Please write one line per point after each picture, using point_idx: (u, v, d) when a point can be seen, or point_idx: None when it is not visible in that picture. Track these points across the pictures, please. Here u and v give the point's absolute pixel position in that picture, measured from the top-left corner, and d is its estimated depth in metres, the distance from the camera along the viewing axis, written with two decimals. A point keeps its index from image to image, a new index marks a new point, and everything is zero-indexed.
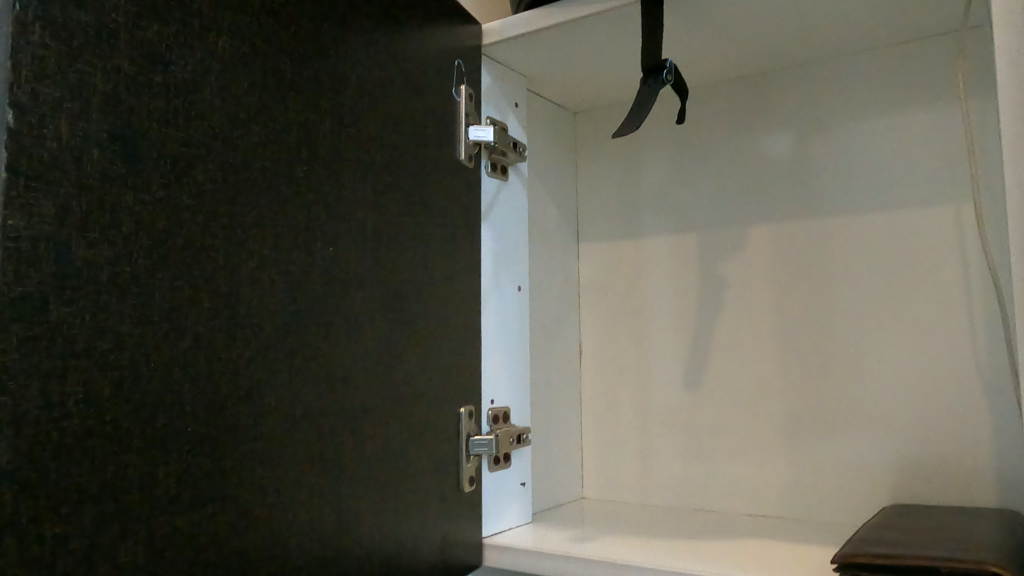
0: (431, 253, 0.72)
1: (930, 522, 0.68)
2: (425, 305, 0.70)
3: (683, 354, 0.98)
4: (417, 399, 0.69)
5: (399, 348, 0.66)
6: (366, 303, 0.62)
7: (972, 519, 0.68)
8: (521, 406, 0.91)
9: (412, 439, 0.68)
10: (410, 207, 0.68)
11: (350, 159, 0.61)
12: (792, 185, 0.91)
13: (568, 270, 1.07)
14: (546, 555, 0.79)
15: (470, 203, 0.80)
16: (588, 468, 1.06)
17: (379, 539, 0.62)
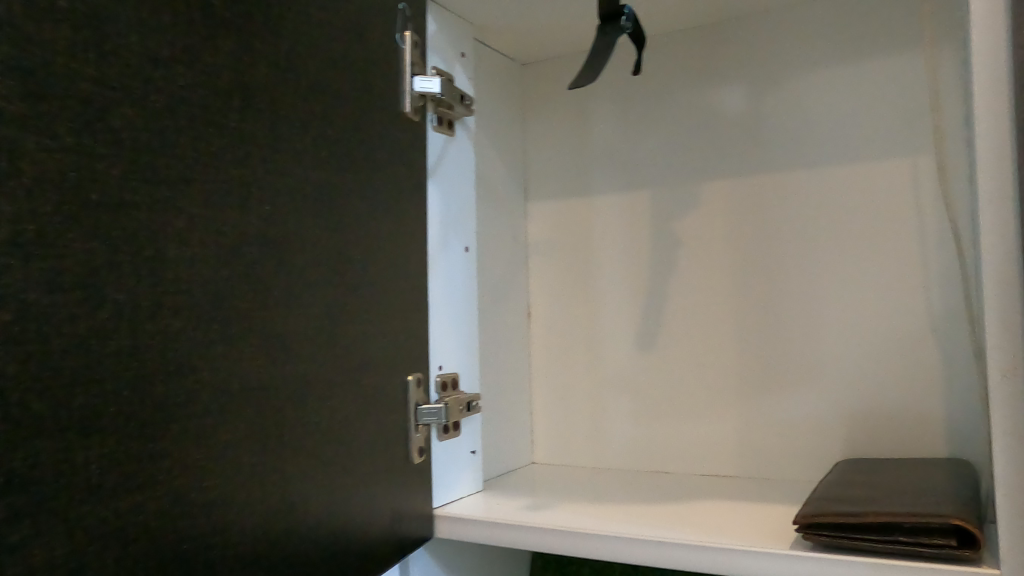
0: (377, 212, 0.67)
1: (884, 476, 0.67)
2: (370, 269, 0.66)
3: (636, 315, 0.96)
4: (364, 368, 0.65)
5: (344, 315, 0.62)
6: (307, 266, 0.57)
7: (925, 471, 0.68)
8: (470, 372, 0.87)
9: (359, 411, 0.64)
10: (352, 162, 0.63)
11: (287, 108, 0.55)
12: (746, 142, 0.89)
13: (516, 230, 1.04)
14: (500, 525, 0.76)
15: (416, 158, 0.75)
16: (538, 433, 1.04)
17: (327, 517, 0.58)
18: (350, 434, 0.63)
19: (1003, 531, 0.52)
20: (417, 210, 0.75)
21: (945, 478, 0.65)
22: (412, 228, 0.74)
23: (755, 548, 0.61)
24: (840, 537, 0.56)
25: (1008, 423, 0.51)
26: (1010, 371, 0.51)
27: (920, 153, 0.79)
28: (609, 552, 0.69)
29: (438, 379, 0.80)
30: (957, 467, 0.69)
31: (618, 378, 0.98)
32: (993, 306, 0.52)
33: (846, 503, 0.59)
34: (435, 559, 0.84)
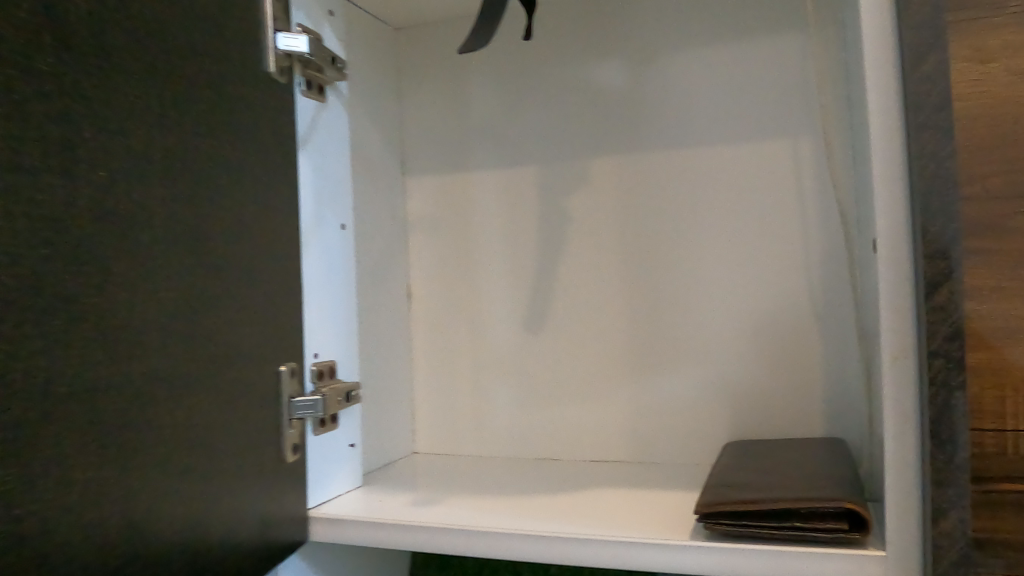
0: (236, 184, 0.59)
1: (773, 457, 0.67)
2: (232, 249, 0.58)
3: (523, 298, 0.93)
4: (224, 362, 0.57)
5: (199, 302, 0.54)
6: (153, 246, 0.49)
7: (808, 450, 0.69)
8: (349, 360, 0.80)
9: (221, 411, 0.56)
10: (205, 125, 0.54)
11: (120, 57, 0.46)
12: (633, 119, 0.87)
13: (394, 207, 0.96)
14: (384, 525, 0.70)
15: (283, 124, 0.67)
16: (421, 421, 0.98)
17: (183, 535, 0.51)
18: (209, 439, 0.55)
19: (888, 516, 0.52)
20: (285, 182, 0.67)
21: (829, 457, 0.66)
22: (279, 203, 0.66)
23: (661, 540, 0.59)
24: (740, 525, 0.55)
25: (897, 408, 0.51)
26: (900, 354, 0.51)
27: (804, 134, 0.79)
28: (502, 550, 0.65)
29: (312, 369, 0.73)
30: (834, 444, 0.70)
31: (503, 363, 0.94)
32: (885, 289, 0.52)
33: (744, 490, 0.58)
34: (308, 563, 0.77)
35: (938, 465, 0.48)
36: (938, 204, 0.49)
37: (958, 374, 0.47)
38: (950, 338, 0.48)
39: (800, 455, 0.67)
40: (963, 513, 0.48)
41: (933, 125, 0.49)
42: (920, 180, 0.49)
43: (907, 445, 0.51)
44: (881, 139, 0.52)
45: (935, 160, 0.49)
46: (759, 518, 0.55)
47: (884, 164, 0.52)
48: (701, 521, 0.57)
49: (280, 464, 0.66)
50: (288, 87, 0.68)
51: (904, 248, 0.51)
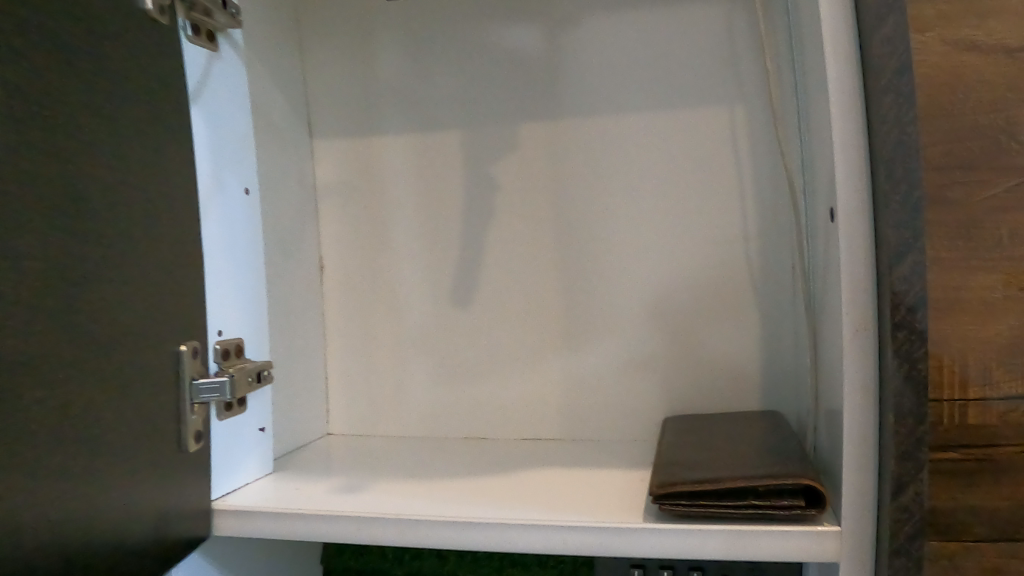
0: (116, 135, 0.50)
1: (719, 431, 0.66)
2: (114, 212, 0.49)
3: (447, 271, 0.87)
4: (110, 343, 0.49)
5: (72, 275, 0.45)
6: (10, 207, 0.40)
7: (753, 423, 0.68)
8: (257, 338, 0.72)
9: (108, 401, 0.48)
10: (75, 65, 0.45)
11: None
12: (561, 82, 0.82)
13: (302, 172, 0.88)
14: (304, 516, 0.63)
15: (173, 72, 0.57)
16: (335, 401, 0.92)
17: (55, 548, 0.43)
18: (93, 433, 0.47)
19: (845, 489, 0.51)
20: (178, 137, 0.58)
21: (774, 429, 0.65)
22: (172, 161, 0.57)
23: (613, 523, 0.55)
24: (696, 505, 0.53)
25: (858, 379, 0.50)
26: (861, 326, 0.50)
27: (739, 103, 0.77)
28: (437, 540, 0.60)
29: (217, 347, 0.64)
30: (773, 417, 0.69)
31: (425, 338, 0.88)
32: (846, 259, 0.50)
33: (698, 467, 0.56)
34: (212, 560, 0.69)
35: (900, 438, 0.47)
36: (902, 172, 0.47)
37: (920, 346, 0.46)
38: (912, 311, 0.46)
39: (744, 429, 0.66)
40: (921, 485, 0.47)
41: (895, 91, 0.47)
42: (881, 149, 0.47)
43: (866, 417, 0.50)
44: (840, 107, 0.50)
45: (899, 126, 0.47)
46: (716, 497, 0.53)
47: (843, 132, 0.50)
48: (655, 502, 0.54)
49: (181, 456, 0.58)
50: (174, 30, 0.58)
51: (866, 220, 0.50)
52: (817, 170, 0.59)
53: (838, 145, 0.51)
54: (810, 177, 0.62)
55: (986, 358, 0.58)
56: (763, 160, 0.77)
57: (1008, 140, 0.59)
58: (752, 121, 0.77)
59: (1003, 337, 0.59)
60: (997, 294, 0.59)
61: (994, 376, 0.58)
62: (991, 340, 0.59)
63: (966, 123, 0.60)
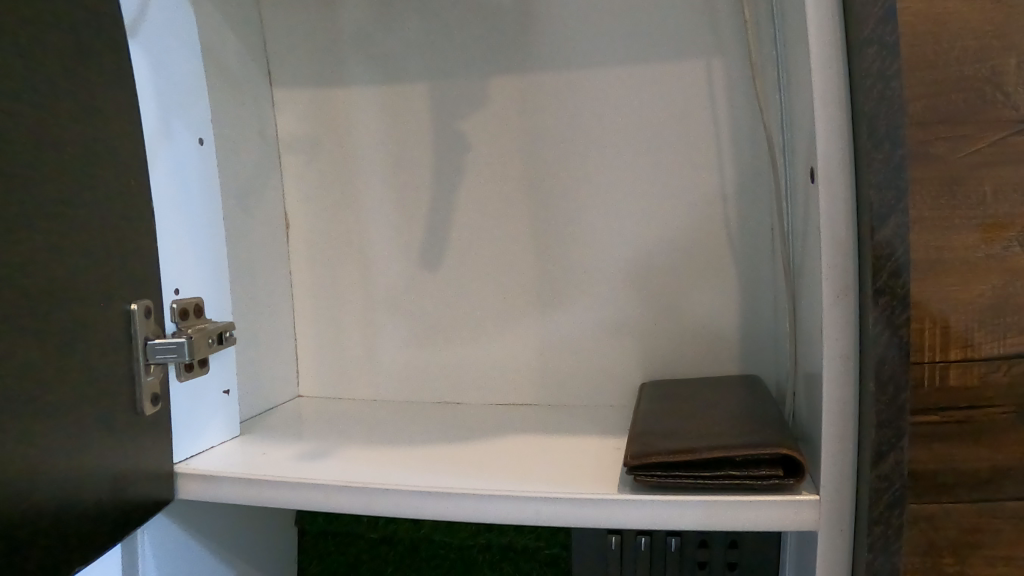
0: (45, 85, 0.46)
1: (696, 400, 0.65)
2: (45, 170, 0.46)
3: (418, 231, 0.84)
4: (46, 308, 0.46)
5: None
6: None
7: (733, 390, 0.68)
8: (218, 295, 0.69)
9: (46, 370, 0.46)
10: None
11: None
12: (532, 30, 0.78)
13: (263, 124, 0.84)
14: (269, 483, 0.61)
15: (105, 17, 0.53)
16: (305, 362, 0.90)
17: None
18: (26, 401, 0.44)
19: (825, 457, 0.50)
20: (113, 86, 0.54)
21: (752, 399, 0.64)
22: (108, 110, 0.53)
23: (584, 493, 0.54)
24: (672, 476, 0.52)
25: (838, 348, 0.49)
26: (842, 293, 0.48)
27: (716, 52, 0.74)
28: (409, 508, 0.58)
29: (175, 305, 0.62)
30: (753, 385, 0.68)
31: (396, 299, 0.86)
32: (826, 222, 0.48)
33: (673, 438, 0.56)
34: (184, 528, 0.68)
35: (881, 405, 0.46)
36: (885, 129, 0.44)
37: (902, 313, 0.45)
38: (894, 276, 0.45)
39: (724, 399, 0.65)
40: (901, 454, 0.46)
41: (879, 40, 0.44)
42: (864, 104, 0.45)
43: (847, 385, 0.49)
44: (821, 55, 0.48)
45: (881, 80, 0.44)
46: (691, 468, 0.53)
47: (825, 81, 0.48)
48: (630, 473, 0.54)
49: (138, 423, 0.56)
50: None
51: (848, 180, 0.48)
52: (797, 122, 0.57)
53: (820, 97, 0.48)
54: (790, 132, 0.60)
55: (970, 318, 0.57)
56: (743, 113, 0.74)
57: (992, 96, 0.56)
58: (731, 71, 0.74)
59: (985, 297, 0.57)
60: (982, 253, 0.57)
61: (977, 337, 0.57)
62: (972, 301, 0.57)
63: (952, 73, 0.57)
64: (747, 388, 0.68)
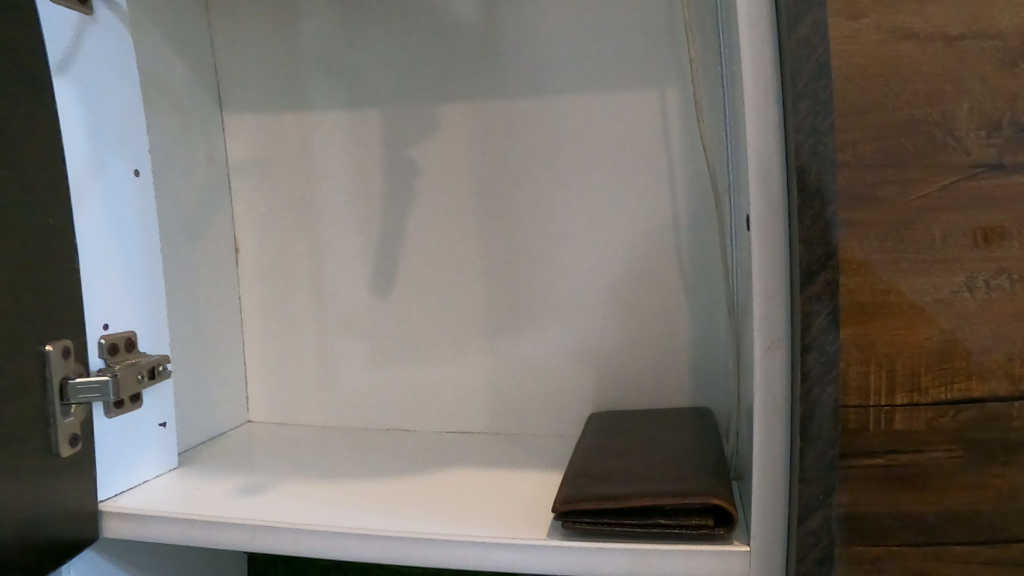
0: None
1: (635, 438, 0.64)
2: None
3: (368, 256, 0.83)
4: None
5: None
6: None
7: (674, 425, 0.66)
8: (155, 327, 0.68)
9: None
10: None
11: None
12: (484, 57, 0.77)
13: (209, 145, 0.82)
14: (200, 522, 0.60)
15: (21, 43, 0.51)
16: (253, 386, 0.88)
17: None
18: None
19: (754, 511, 0.49)
20: (28, 119, 0.52)
21: (691, 437, 0.63)
22: (22, 143, 0.51)
23: (513, 539, 0.53)
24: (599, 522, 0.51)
25: (768, 401, 0.48)
26: (774, 343, 0.47)
27: (669, 84, 0.73)
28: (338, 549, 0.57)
29: (103, 341, 0.60)
30: (701, 419, 0.67)
31: (346, 323, 0.84)
32: (760, 271, 0.47)
33: (604, 482, 0.54)
34: (119, 565, 0.66)
35: (809, 463, 0.45)
36: (816, 184, 0.43)
37: (833, 370, 0.44)
38: (826, 332, 0.44)
39: (665, 437, 0.64)
40: (830, 510, 0.46)
41: (811, 95, 0.43)
42: (796, 159, 0.44)
43: (778, 439, 0.48)
44: (756, 109, 0.46)
45: (814, 136, 0.43)
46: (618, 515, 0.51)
47: (756, 133, 0.47)
48: (557, 518, 0.52)
49: (55, 464, 0.54)
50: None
51: (781, 232, 0.46)
52: (739, 166, 0.56)
53: (755, 148, 0.46)
54: (734, 170, 0.58)
55: (915, 368, 0.45)
56: (694, 147, 0.73)
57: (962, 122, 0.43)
58: (684, 104, 0.73)
59: (933, 342, 0.44)
60: (929, 298, 0.44)
61: (923, 386, 0.45)
62: (919, 346, 0.44)
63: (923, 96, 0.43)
64: (690, 423, 0.67)
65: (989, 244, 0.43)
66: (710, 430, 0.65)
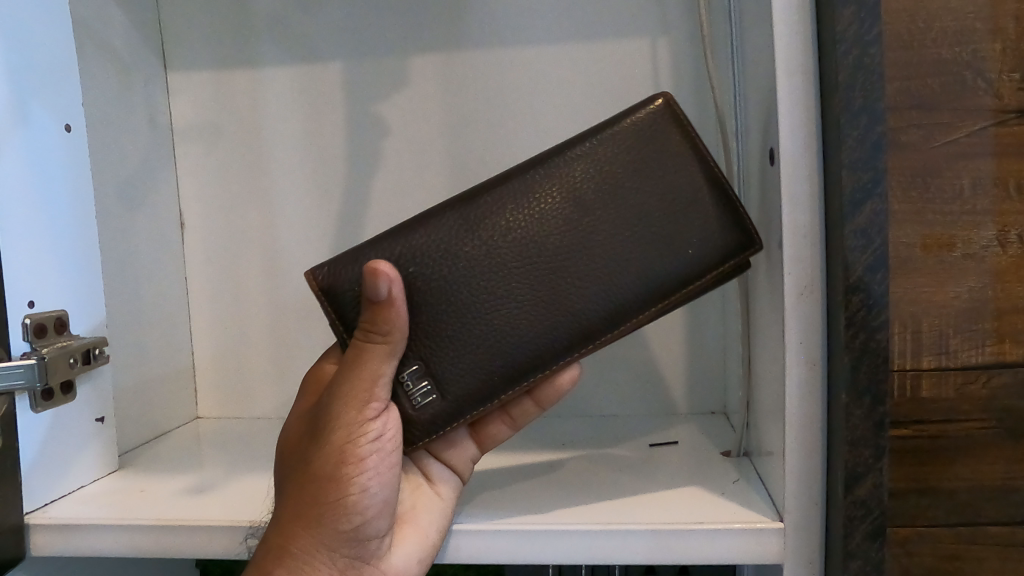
0: None
1: (596, 224, 0.48)
2: None
3: (330, 231, 0.75)
4: None
5: None
6: None
7: (634, 137, 0.49)
8: (90, 307, 0.58)
9: None
10: None
11: None
12: (461, 5, 0.71)
13: (153, 109, 0.73)
14: (148, 527, 0.52)
15: None
16: (203, 379, 0.79)
17: None
18: None
19: (789, 479, 0.46)
20: None
21: (664, 278, 0.48)
22: None
23: (502, 524, 0.50)
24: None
25: (802, 354, 0.45)
26: (807, 289, 0.44)
27: (660, 33, 0.69)
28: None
29: (28, 322, 0.51)
30: (719, 216, 0.48)
31: (307, 305, 0.77)
32: (789, 211, 0.44)
33: (426, 313, 0.48)
34: None
35: (854, 420, 0.43)
36: (862, 101, 0.41)
37: (878, 315, 0.42)
38: (871, 272, 0.42)
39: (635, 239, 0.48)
40: (880, 476, 0.43)
41: (857, 1, 0.40)
42: (838, 73, 0.41)
43: (813, 395, 0.45)
44: (786, 24, 0.43)
45: (859, 45, 0.40)
46: (408, 387, 0.48)
47: (788, 60, 0.43)
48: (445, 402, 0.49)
49: None
50: None
51: (814, 163, 0.43)
52: (755, 104, 0.51)
53: (782, 69, 0.43)
54: (743, 114, 0.55)
55: (943, 325, 0.51)
56: (689, 102, 0.69)
57: (977, 79, 0.49)
58: (674, 53, 0.69)
59: (961, 300, 0.51)
60: (958, 254, 0.50)
61: (951, 344, 0.51)
62: (948, 305, 0.51)
63: (938, 49, 0.49)
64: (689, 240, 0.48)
65: (1019, 199, 0.50)
66: (705, 265, 0.48)
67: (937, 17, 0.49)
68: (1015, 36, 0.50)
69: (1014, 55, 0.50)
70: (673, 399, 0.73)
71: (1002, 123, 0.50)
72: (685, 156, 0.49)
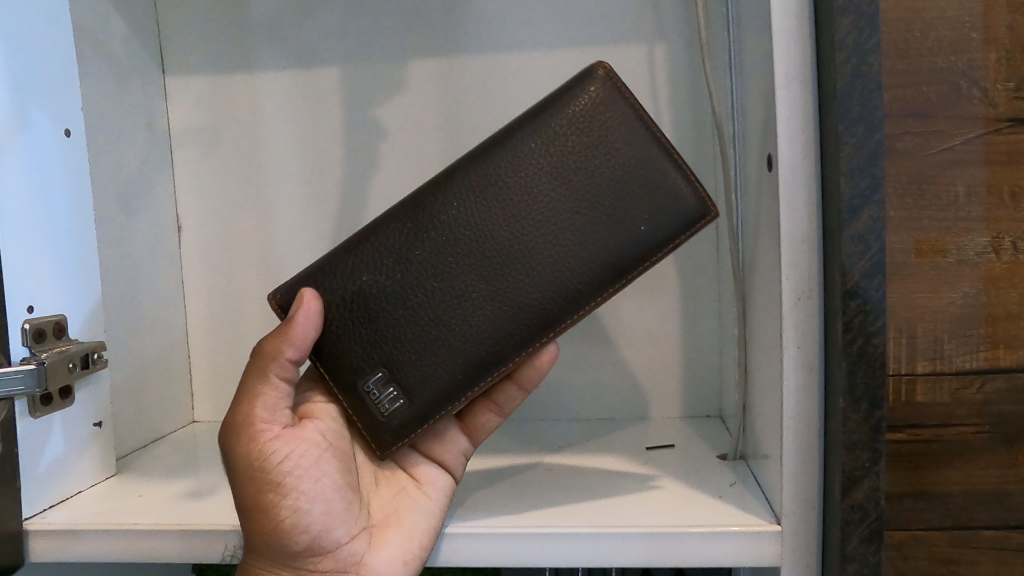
0: None
1: (542, 214, 0.49)
2: None
3: (327, 235, 0.75)
4: None
5: None
6: None
7: (572, 123, 0.49)
8: (89, 312, 0.58)
9: None
10: None
11: None
12: (459, 11, 0.71)
13: (151, 113, 0.73)
14: (146, 532, 0.51)
15: None
16: (199, 383, 0.79)
17: None
18: None
19: (787, 483, 0.46)
20: None
21: (613, 262, 0.48)
22: None
23: (494, 528, 0.50)
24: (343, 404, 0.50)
25: (800, 359, 0.45)
26: (804, 294, 0.44)
27: (657, 39, 0.70)
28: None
29: (27, 327, 0.51)
30: (664, 198, 0.48)
31: None
32: (788, 217, 0.44)
33: (387, 321, 0.49)
34: None
35: (852, 425, 0.43)
36: (860, 109, 0.41)
37: (876, 320, 0.42)
38: (868, 277, 0.42)
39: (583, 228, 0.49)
40: (876, 480, 0.43)
41: (855, 11, 0.41)
42: (836, 81, 0.41)
43: (811, 400, 0.45)
44: (784, 33, 0.44)
45: (857, 54, 0.41)
46: (375, 396, 0.49)
47: (786, 68, 0.44)
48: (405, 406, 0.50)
49: None
50: None
51: (812, 170, 0.44)
52: (752, 111, 0.52)
53: (781, 76, 0.44)
54: (740, 121, 0.56)
55: (938, 330, 0.51)
56: (686, 108, 0.70)
57: (972, 87, 0.50)
58: (671, 59, 0.70)
59: (956, 306, 0.51)
60: (953, 260, 0.51)
61: (946, 349, 0.52)
62: (942, 310, 0.51)
63: (934, 57, 0.49)
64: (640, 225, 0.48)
65: (1013, 207, 0.51)
66: (656, 243, 0.48)
67: (932, 26, 0.49)
68: (1009, 45, 0.51)
69: (1008, 65, 0.51)
70: (670, 403, 0.73)
71: (997, 132, 0.51)
72: (629, 138, 0.49)
